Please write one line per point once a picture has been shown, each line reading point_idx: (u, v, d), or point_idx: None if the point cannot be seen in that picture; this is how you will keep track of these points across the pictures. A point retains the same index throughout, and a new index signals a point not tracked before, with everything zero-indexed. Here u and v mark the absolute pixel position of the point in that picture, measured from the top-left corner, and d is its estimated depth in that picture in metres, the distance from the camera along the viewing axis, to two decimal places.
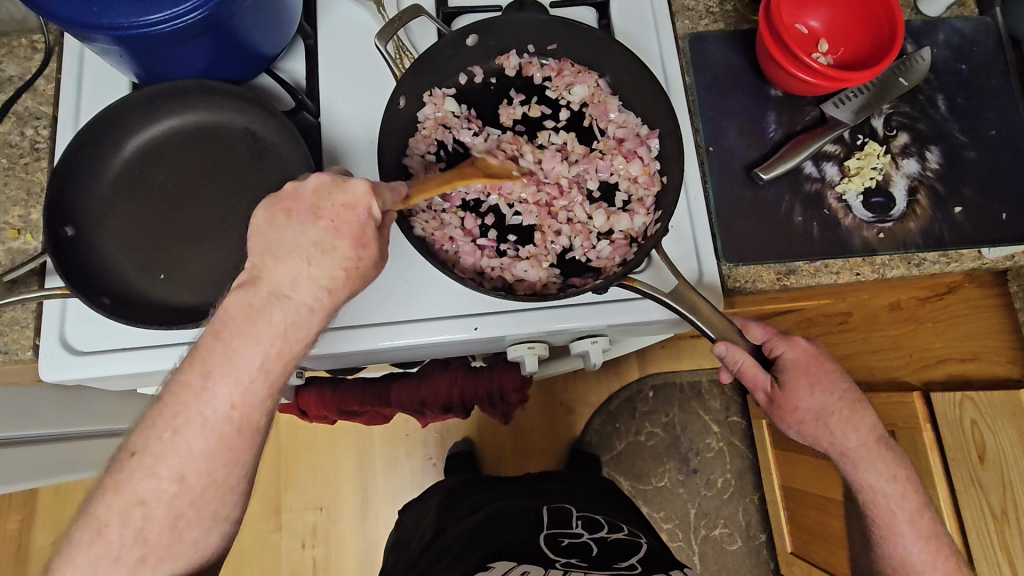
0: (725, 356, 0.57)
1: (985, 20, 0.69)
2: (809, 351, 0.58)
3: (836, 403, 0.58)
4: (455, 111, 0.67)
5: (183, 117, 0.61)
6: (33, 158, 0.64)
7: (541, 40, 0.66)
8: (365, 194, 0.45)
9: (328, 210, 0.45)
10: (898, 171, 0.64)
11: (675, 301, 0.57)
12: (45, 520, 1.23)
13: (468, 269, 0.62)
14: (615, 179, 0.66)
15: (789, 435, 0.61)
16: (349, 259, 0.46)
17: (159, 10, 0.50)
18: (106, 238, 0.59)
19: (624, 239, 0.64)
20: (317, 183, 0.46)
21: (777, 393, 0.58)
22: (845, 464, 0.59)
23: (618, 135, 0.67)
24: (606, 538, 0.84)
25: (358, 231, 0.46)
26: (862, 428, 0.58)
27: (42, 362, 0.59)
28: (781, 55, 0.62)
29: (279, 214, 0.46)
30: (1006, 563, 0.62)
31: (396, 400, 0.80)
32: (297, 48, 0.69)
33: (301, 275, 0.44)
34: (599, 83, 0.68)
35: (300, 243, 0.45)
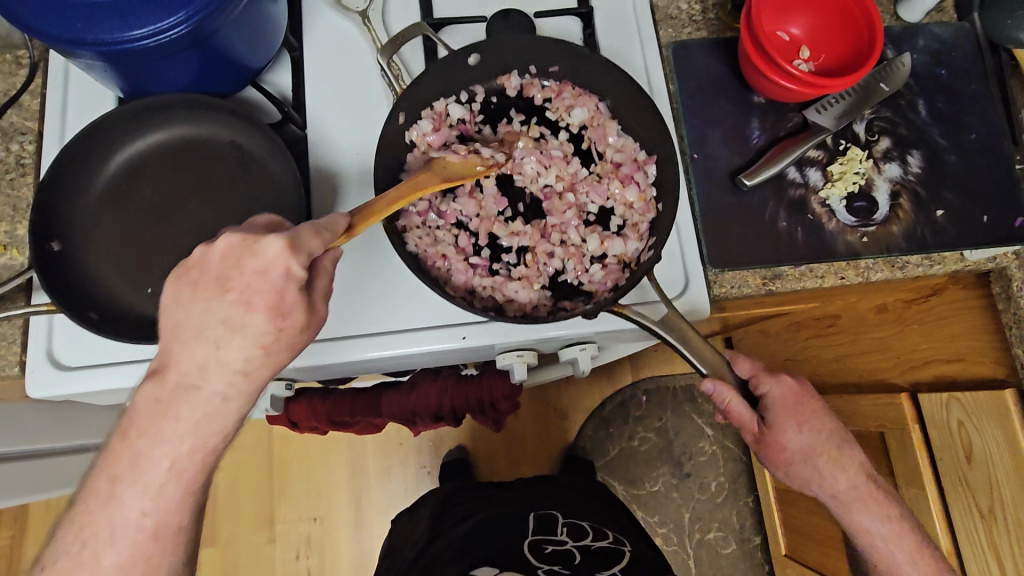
0: (712, 394, 0.58)
1: (964, 26, 0.70)
2: (794, 390, 0.60)
3: (822, 444, 0.60)
4: (455, 127, 0.68)
5: (169, 131, 0.61)
6: (19, 173, 0.64)
7: (542, 59, 0.66)
8: (279, 256, 0.44)
9: (238, 280, 0.44)
10: (880, 175, 0.65)
11: (662, 328, 0.58)
12: (35, 536, 1.22)
13: (459, 286, 0.63)
14: (610, 203, 0.67)
15: (778, 476, 0.62)
16: (267, 331, 0.44)
17: (142, 25, 0.50)
18: (92, 254, 0.58)
19: (616, 264, 0.65)
20: (225, 250, 0.44)
21: (764, 433, 0.60)
22: (835, 505, 0.60)
23: (616, 159, 0.67)
24: (591, 545, 0.86)
25: (274, 298, 0.44)
26: (850, 469, 0.60)
27: (29, 378, 0.59)
28: (761, 61, 0.63)
29: (187, 287, 0.45)
30: (995, 562, 0.63)
31: (386, 410, 0.80)
32: (283, 60, 0.69)
33: (210, 361, 0.44)
34: (600, 106, 0.68)
35: (208, 321, 0.44)
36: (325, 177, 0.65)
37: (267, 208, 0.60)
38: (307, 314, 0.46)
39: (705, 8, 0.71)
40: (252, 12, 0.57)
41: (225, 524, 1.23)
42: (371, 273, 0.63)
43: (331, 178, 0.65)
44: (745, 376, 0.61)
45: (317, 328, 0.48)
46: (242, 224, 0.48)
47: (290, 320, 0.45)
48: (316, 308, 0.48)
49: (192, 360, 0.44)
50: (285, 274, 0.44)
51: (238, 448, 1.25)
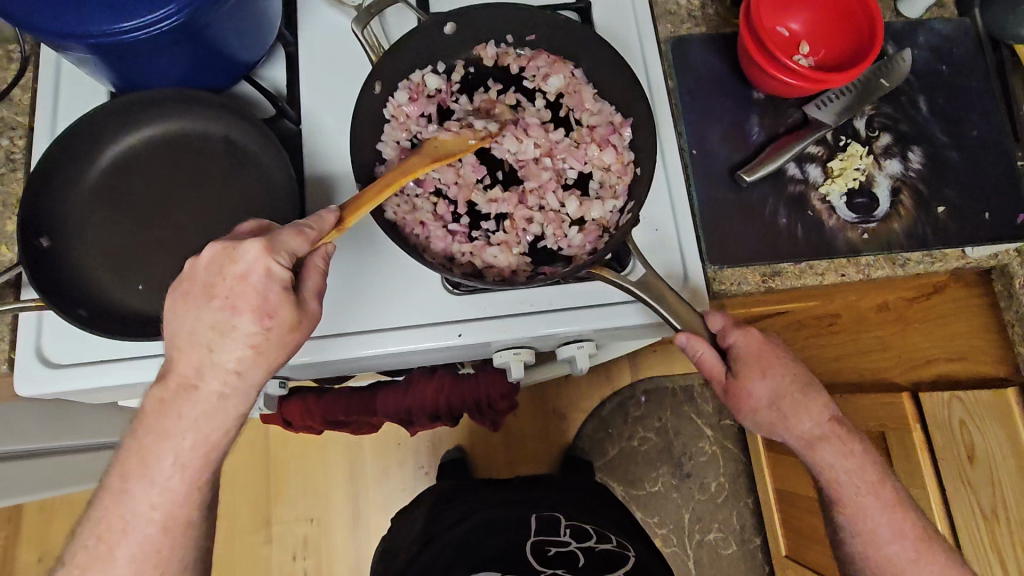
0: (686, 348, 0.57)
1: (965, 22, 0.69)
2: (758, 338, 0.57)
3: (788, 386, 0.57)
4: (433, 96, 0.67)
5: (160, 125, 0.61)
6: (9, 168, 0.63)
7: (520, 29, 0.66)
8: (257, 257, 0.45)
9: (221, 286, 0.45)
10: (880, 171, 0.64)
11: (641, 290, 0.57)
12: (29, 537, 1.21)
13: (438, 254, 0.62)
14: (589, 168, 0.66)
15: (747, 424, 0.60)
16: (255, 333, 0.46)
17: (132, 18, 0.50)
18: (81, 250, 0.58)
19: (596, 227, 0.64)
20: (209, 258, 0.46)
21: (732, 381, 0.57)
22: (800, 445, 0.58)
23: (592, 124, 0.66)
24: (594, 548, 0.87)
25: (258, 300, 0.45)
26: (815, 410, 0.57)
27: (17, 375, 0.58)
28: (760, 56, 0.62)
29: (179, 297, 0.47)
30: (997, 563, 0.62)
31: (381, 409, 0.79)
32: (277, 55, 0.68)
33: (205, 364, 0.46)
34: (574, 73, 0.67)
35: (199, 329, 0.46)
36: (319, 173, 0.64)
37: (261, 203, 0.59)
38: (296, 312, 0.47)
39: (704, 4, 0.70)
40: (244, 6, 0.56)
41: (219, 524, 1.22)
42: (366, 270, 0.62)
43: (325, 173, 0.64)
44: (715, 329, 0.58)
45: (312, 325, 0.49)
46: (232, 231, 0.49)
47: (276, 319, 0.46)
48: (307, 306, 0.48)
49: (197, 355, 0.46)
50: (265, 275, 0.45)
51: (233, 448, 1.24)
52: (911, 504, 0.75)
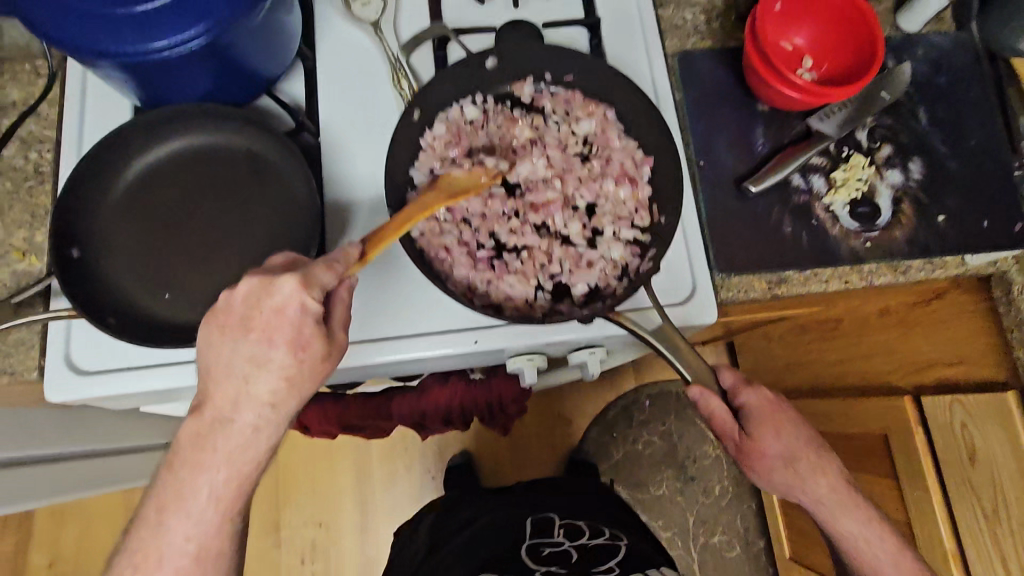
0: (698, 401, 0.59)
1: (962, 36, 0.71)
2: (769, 397, 0.61)
3: (803, 448, 0.61)
4: (468, 123, 0.67)
5: (185, 139, 0.62)
6: (37, 181, 0.65)
7: (557, 67, 0.68)
8: (294, 294, 0.46)
9: (259, 320, 0.46)
10: (882, 181, 0.66)
11: (655, 339, 0.58)
12: (41, 542, 1.23)
13: (460, 281, 0.62)
14: (604, 206, 0.66)
15: (760, 484, 0.63)
16: (289, 363, 0.47)
17: (161, 37, 0.52)
18: (109, 260, 0.59)
19: (613, 268, 0.64)
20: (245, 292, 0.47)
21: (746, 441, 0.60)
22: (820, 513, 0.61)
23: (613, 160, 0.67)
24: (587, 544, 0.89)
25: (293, 332, 0.47)
26: (830, 473, 0.61)
27: (46, 382, 0.60)
28: (767, 70, 0.64)
29: (215, 330, 0.47)
30: (999, 564, 0.64)
31: (397, 413, 0.81)
32: (296, 69, 0.70)
33: (241, 395, 0.47)
34: (607, 115, 0.68)
35: (236, 359, 0.47)
36: (337, 183, 0.66)
37: (284, 215, 0.61)
38: (326, 345, 0.48)
39: (709, 18, 0.73)
40: (267, 24, 0.58)
41: None
42: (385, 278, 0.64)
43: (346, 185, 0.66)
44: (727, 387, 0.61)
45: (341, 354, 0.51)
46: (263, 266, 0.50)
47: (309, 351, 0.48)
48: (335, 336, 0.49)
49: (232, 386, 0.47)
50: (300, 311, 0.47)
51: None
52: (913, 508, 0.77)
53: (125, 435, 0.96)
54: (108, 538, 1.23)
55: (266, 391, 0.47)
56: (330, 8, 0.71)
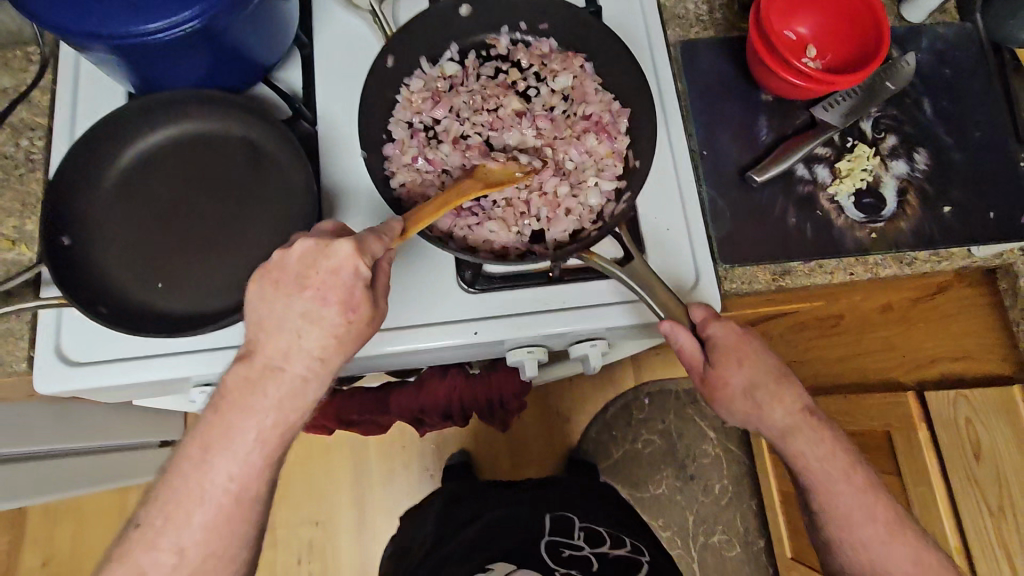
0: (667, 334, 0.57)
1: (967, 27, 0.70)
2: (737, 329, 0.57)
3: (764, 376, 0.56)
4: (447, 80, 0.67)
5: (180, 126, 0.61)
6: (28, 168, 0.64)
7: (532, 15, 0.67)
8: (350, 257, 0.47)
9: (314, 278, 0.47)
10: (888, 172, 0.65)
11: (632, 280, 0.59)
12: (32, 542, 1.21)
13: (440, 230, 0.61)
14: (586, 158, 0.64)
15: (726, 418, 0.59)
16: (339, 324, 0.48)
17: (158, 19, 0.51)
18: (101, 249, 0.58)
19: (590, 214, 0.62)
20: (303, 251, 0.48)
21: (710, 373, 0.57)
22: (776, 438, 0.57)
23: (591, 113, 0.65)
24: (607, 553, 0.86)
25: (346, 294, 0.47)
26: (788, 399, 0.56)
27: (37, 374, 0.58)
28: (771, 58, 0.63)
29: (269, 285, 0.48)
30: (1004, 561, 0.63)
31: (395, 408, 0.80)
32: (293, 58, 0.69)
33: (293, 349, 0.47)
34: (584, 67, 0.67)
35: (288, 315, 0.47)
36: (334, 171, 0.65)
37: (280, 204, 0.60)
38: (374, 307, 0.49)
39: (712, 8, 0.72)
40: (265, 8, 0.57)
41: None
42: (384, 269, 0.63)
43: (343, 174, 0.65)
44: (694, 321, 0.58)
45: (380, 323, 0.51)
46: (314, 230, 0.51)
47: (359, 313, 0.48)
48: (380, 305, 0.50)
49: (285, 341, 0.47)
50: (354, 274, 0.47)
51: None
52: (919, 506, 0.76)
53: (117, 432, 0.94)
54: (100, 538, 1.21)
55: (314, 348, 0.48)
56: None
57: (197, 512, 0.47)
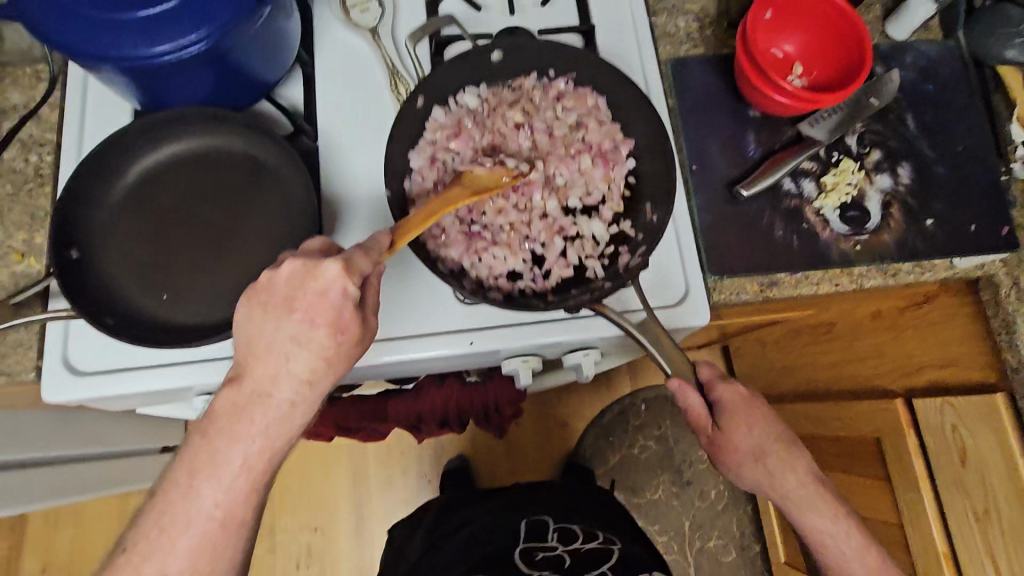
0: (676, 393, 0.59)
1: (949, 44, 0.72)
2: (744, 392, 0.61)
3: (772, 444, 0.60)
4: (470, 115, 0.68)
5: (186, 142, 0.63)
6: (37, 183, 0.66)
7: (560, 63, 0.68)
8: (337, 278, 0.48)
9: (302, 300, 0.48)
10: (872, 186, 0.67)
11: (640, 334, 0.60)
12: (35, 547, 1.22)
13: (452, 259, 0.63)
14: (579, 180, 0.67)
15: (734, 479, 0.63)
16: (328, 345, 0.49)
17: (165, 41, 0.53)
18: (109, 262, 0.60)
19: (591, 246, 0.65)
20: (290, 272, 0.49)
21: (718, 435, 0.61)
22: (788, 506, 0.61)
23: (596, 143, 0.67)
24: (580, 548, 0.90)
25: (335, 315, 0.49)
26: (799, 470, 0.60)
27: (44, 382, 0.60)
28: (757, 77, 0.65)
29: (258, 308, 0.49)
30: (988, 564, 0.65)
31: (393, 415, 0.82)
32: (295, 75, 0.71)
33: (282, 372, 0.48)
34: (597, 102, 0.68)
35: (277, 337, 0.48)
36: (333, 184, 0.67)
37: (281, 217, 0.62)
38: (361, 328, 0.50)
39: (702, 26, 0.74)
40: (268, 29, 0.59)
41: None
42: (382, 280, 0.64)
43: (344, 188, 0.67)
44: (703, 380, 0.62)
45: (370, 338, 0.52)
46: (300, 249, 0.52)
47: (347, 333, 0.49)
48: (368, 321, 0.52)
49: (272, 362, 0.48)
50: (342, 295, 0.48)
51: None
52: (906, 510, 0.77)
53: (119, 438, 0.96)
54: (103, 541, 1.22)
55: (304, 371, 0.49)
56: (329, 14, 0.72)
57: (199, 522, 0.48)
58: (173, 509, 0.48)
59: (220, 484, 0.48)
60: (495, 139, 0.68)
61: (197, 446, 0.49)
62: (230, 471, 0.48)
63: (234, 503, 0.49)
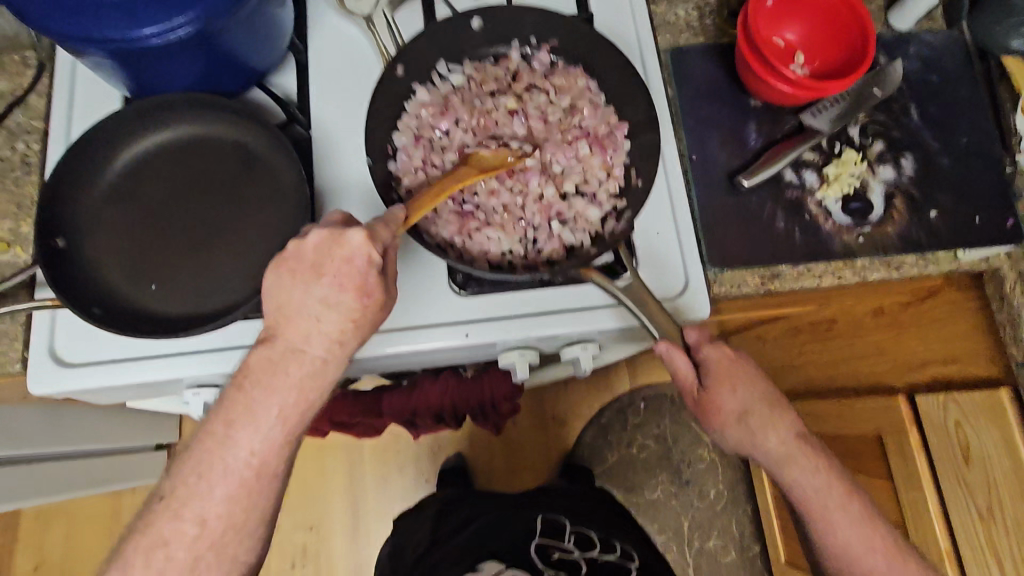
0: (664, 356, 0.60)
1: (953, 34, 0.71)
2: (729, 354, 0.62)
3: (756, 402, 0.61)
4: (454, 92, 0.67)
5: (174, 130, 0.62)
6: (24, 171, 0.64)
7: (545, 32, 0.67)
8: (362, 245, 0.49)
9: (330, 265, 0.49)
10: (874, 178, 0.66)
11: (629, 299, 0.58)
12: (25, 547, 1.20)
13: (440, 237, 0.61)
14: (577, 166, 0.65)
15: (717, 438, 0.64)
16: (355, 308, 0.50)
17: (151, 24, 0.51)
18: (95, 251, 0.59)
19: (588, 229, 0.62)
20: (317, 241, 0.50)
21: (704, 395, 0.62)
22: (771, 464, 0.62)
23: (594, 128, 0.65)
24: (597, 557, 0.87)
25: (361, 280, 0.50)
26: (781, 426, 0.61)
27: (29, 374, 0.59)
28: (758, 66, 0.64)
29: (287, 275, 0.50)
30: (992, 563, 0.64)
31: (387, 410, 0.81)
32: (288, 63, 0.70)
33: (315, 330, 0.50)
34: (589, 84, 0.67)
35: (308, 300, 0.50)
36: (325, 174, 0.66)
37: (272, 206, 0.61)
38: (384, 293, 0.51)
39: (702, 15, 0.73)
40: (258, 13, 0.58)
41: None
42: None
43: (337, 178, 0.65)
44: (689, 343, 0.62)
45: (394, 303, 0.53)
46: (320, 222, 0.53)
47: (374, 297, 0.50)
48: (393, 288, 0.52)
49: (304, 324, 0.50)
50: (365, 262, 0.49)
51: None
52: (909, 510, 0.76)
53: (110, 434, 0.94)
54: (96, 539, 1.21)
55: (331, 331, 0.50)
56: (323, 3, 0.71)
57: (222, 503, 0.49)
58: (210, 459, 0.49)
59: (256, 434, 0.49)
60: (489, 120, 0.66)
61: (233, 398, 0.50)
62: (266, 420, 0.49)
63: (269, 451, 0.50)
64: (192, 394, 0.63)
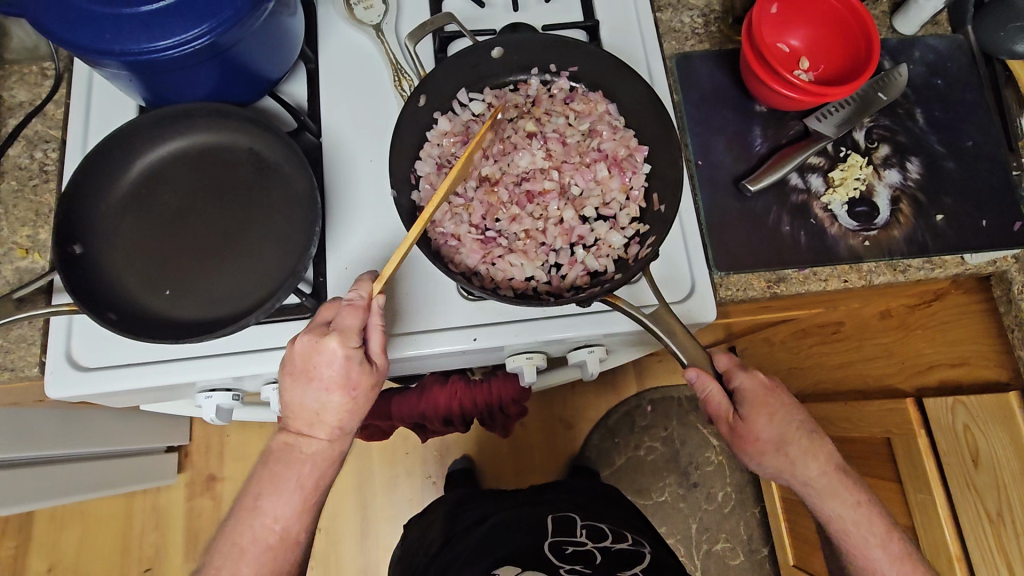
0: (694, 383, 0.57)
1: (958, 38, 0.72)
2: (765, 383, 0.59)
3: (795, 432, 0.58)
4: (475, 120, 0.68)
5: (189, 139, 0.63)
6: (42, 179, 0.66)
7: (563, 60, 0.67)
8: (340, 350, 0.51)
9: (317, 369, 0.52)
10: (880, 181, 0.66)
11: (654, 322, 0.58)
12: (40, 547, 1.22)
13: (465, 265, 0.62)
14: (593, 188, 0.66)
15: (753, 468, 0.60)
16: (346, 400, 0.53)
17: (168, 36, 0.53)
18: (111, 258, 0.60)
19: (610, 254, 0.64)
20: (301, 348, 0.52)
21: (739, 423, 0.58)
22: (811, 494, 0.58)
23: (610, 148, 0.67)
24: (611, 547, 0.86)
25: (346, 377, 0.52)
26: (822, 457, 0.58)
27: (48, 378, 0.60)
28: (763, 71, 0.65)
29: (284, 379, 0.53)
30: (1003, 568, 0.63)
31: (397, 413, 0.81)
32: (299, 71, 0.71)
33: (318, 422, 0.53)
34: (608, 108, 0.68)
35: (306, 399, 0.52)
36: (337, 180, 0.67)
37: (285, 211, 0.62)
38: (372, 373, 0.53)
39: (707, 22, 0.74)
40: (271, 24, 0.59)
41: None
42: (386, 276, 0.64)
43: (345, 184, 0.67)
44: (721, 370, 0.60)
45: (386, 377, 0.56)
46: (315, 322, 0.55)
47: (361, 387, 0.53)
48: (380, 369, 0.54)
49: (308, 417, 0.53)
50: (346, 360, 0.52)
51: (243, 460, 1.25)
52: (918, 514, 0.76)
53: (123, 437, 0.96)
54: (108, 540, 1.22)
55: (335, 420, 0.53)
56: (333, 13, 0.73)
57: (269, 513, 0.52)
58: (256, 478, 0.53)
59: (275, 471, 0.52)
60: (510, 145, 0.67)
61: (260, 471, 0.54)
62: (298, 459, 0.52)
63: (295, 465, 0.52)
64: (205, 396, 0.65)
